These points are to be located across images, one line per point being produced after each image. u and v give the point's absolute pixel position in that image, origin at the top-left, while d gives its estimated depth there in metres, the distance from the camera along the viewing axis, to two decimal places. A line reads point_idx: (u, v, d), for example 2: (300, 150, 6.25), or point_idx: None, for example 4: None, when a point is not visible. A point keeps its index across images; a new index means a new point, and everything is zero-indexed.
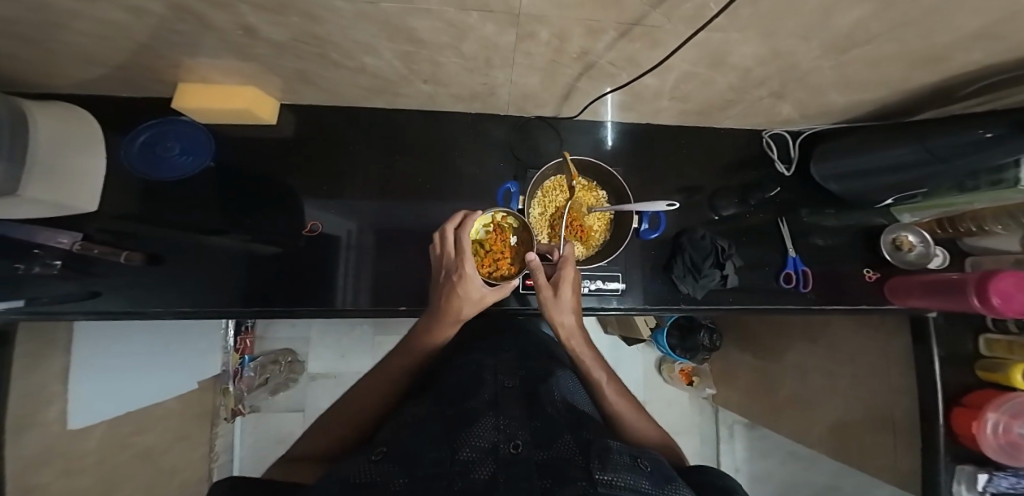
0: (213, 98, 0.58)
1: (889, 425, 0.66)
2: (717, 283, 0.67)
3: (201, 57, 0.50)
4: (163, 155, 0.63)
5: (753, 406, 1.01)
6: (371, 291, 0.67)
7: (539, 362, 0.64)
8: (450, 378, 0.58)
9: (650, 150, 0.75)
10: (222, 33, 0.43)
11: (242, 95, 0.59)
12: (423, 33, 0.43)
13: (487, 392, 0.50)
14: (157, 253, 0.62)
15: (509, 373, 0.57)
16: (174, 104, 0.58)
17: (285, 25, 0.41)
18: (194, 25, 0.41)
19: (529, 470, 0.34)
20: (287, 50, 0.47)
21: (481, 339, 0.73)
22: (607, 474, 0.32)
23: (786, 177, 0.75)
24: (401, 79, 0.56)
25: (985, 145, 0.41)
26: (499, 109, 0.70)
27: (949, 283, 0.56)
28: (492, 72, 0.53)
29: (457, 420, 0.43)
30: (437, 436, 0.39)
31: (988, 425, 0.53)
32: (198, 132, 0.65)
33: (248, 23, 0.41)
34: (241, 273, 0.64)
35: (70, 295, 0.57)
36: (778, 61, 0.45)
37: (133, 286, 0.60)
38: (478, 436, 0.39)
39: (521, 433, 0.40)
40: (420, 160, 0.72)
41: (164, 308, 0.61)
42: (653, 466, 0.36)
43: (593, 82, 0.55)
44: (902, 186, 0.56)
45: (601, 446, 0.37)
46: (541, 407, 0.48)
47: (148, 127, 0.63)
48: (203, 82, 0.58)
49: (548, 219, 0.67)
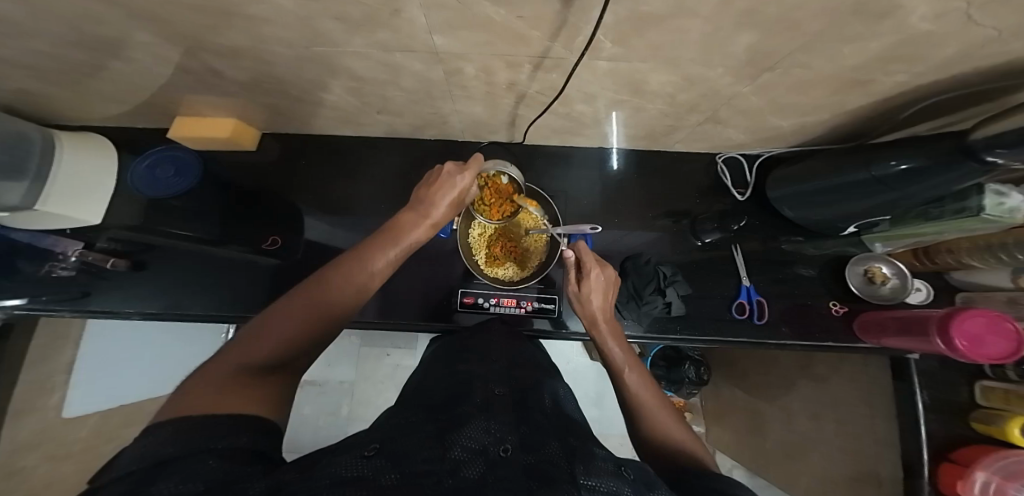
0: (202, 128, 0.69)
1: (873, 480, 0.59)
2: (662, 311, 0.65)
3: (192, 93, 0.59)
4: (160, 176, 0.72)
5: (745, 450, 0.93)
6: (383, 304, 0.71)
7: (528, 371, 0.53)
8: (429, 386, 0.49)
9: (604, 173, 0.76)
10: (196, 74, 0.51)
11: (224, 125, 0.69)
12: (362, 71, 0.48)
13: (476, 397, 0.42)
14: (143, 259, 0.70)
15: (500, 380, 0.47)
16: (171, 133, 0.69)
17: (245, 67, 0.48)
18: (171, 65, 0.49)
19: (519, 475, 0.28)
20: (254, 88, 0.55)
21: (471, 345, 0.58)
22: (591, 480, 0.28)
23: (742, 202, 0.73)
24: (358, 111, 0.63)
25: (930, 170, 0.40)
26: (455, 134, 0.75)
27: (918, 320, 0.51)
28: (436, 103, 0.58)
29: (446, 422, 0.36)
30: (425, 438, 0.32)
31: (975, 485, 0.47)
32: (189, 156, 0.74)
33: (213, 65, 0.48)
34: (206, 281, 0.71)
35: (64, 297, 0.66)
36: (695, 88, 0.45)
37: (115, 287, 0.69)
38: (467, 436, 0.33)
39: (511, 438, 0.34)
40: (383, 182, 0.78)
41: (132, 309, 0.68)
42: (636, 475, 0.32)
43: (533, 110, 0.58)
44: (864, 215, 0.53)
45: (586, 454, 0.34)
46: (530, 413, 0.41)
47: (152, 153, 0.72)
48: (194, 115, 0.68)
49: (487, 239, 0.71)
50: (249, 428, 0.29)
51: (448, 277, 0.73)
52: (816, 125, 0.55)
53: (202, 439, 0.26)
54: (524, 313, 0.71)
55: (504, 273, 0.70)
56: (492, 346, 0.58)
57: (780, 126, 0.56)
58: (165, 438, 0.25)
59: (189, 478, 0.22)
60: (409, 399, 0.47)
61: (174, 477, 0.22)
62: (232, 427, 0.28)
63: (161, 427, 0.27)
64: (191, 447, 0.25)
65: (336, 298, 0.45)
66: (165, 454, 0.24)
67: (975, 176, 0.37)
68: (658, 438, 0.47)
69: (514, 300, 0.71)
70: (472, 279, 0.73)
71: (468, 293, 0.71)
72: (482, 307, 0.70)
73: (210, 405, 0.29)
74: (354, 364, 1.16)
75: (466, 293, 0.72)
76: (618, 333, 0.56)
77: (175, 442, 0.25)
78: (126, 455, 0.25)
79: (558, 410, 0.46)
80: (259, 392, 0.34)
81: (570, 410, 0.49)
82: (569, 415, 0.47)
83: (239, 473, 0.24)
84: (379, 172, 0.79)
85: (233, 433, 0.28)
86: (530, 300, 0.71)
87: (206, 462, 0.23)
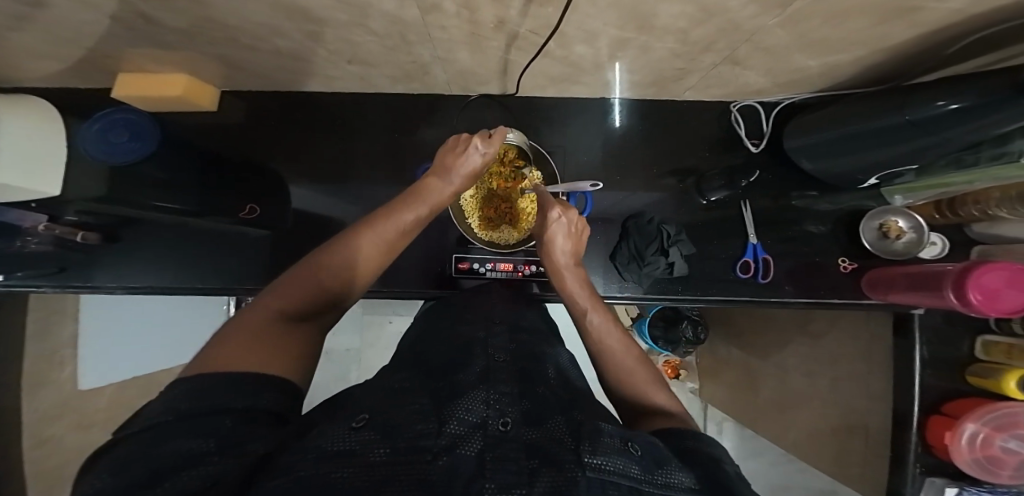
0: (148, 86, 0.63)
1: (860, 430, 0.62)
2: (664, 271, 0.63)
3: (129, 44, 0.51)
4: (113, 142, 0.54)
5: (734, 404, 0.96)
6: (388, 273, 0.69)
7: (530, 338, 0.50)
8: (428, 350, 0.46)
9: (605, 126, 0.70)
10: (119, 18, 0.43)
11: (173, 82, 0.63)
12: (321, 12, 0.41)
13: (477, 365, 0.39)
14: (112, 231, 0.69)
15: (502, 347, 0.45)
16: (114, 94, 0.63)
17: (176, 7, 0.41)
18: (90, 12, 0.42)
19: (520, 453, 0.25)
20: (193, 33, 0.47)
21: (467, 306, 0.56)
22: (597, 460, 0.25)
23: (755, 154, 0.68)
24: (323, 59, 0.56)
25: (962, 114, 0.35)
26: (442, 87, 0.68)
27: (933, 276, 0.49)
28: (413, 49, 0.51)
29: (445, 392, 0.33)
30: (418, 411, 0.29)
31: (964, 436, 0.48)
32: (144, 121, 0.58)
33: (137, 8, 0.41)
34: (188, 257, 0.70)
35: (40, 271, 0.66)
36: (711, 24, 0.39)
37: (91, 263, 0.69)
38: (465, 408, 0.29)
39: (513, 411, 0.31)
40: (368, 144, 0.73)
41: (114, 283, 0.69)
42: (645, 451, 0.28)
43: (526, 54, 0.50)
44: (886, 163, 0.49)
45: (591, 427, 0.30)
46: (534, 385, 0.38)
47: (99, 117, 0.56)
48: (138, 71, 0.62)
49: (479, 200, 0.66)
50: (277, 386, 0.28)
51: (444, 244, 0.70)
52: (846, 64, 0.48)
53: (220, 391, 0.24)
54: (524, 277, 0.69)
55: (499, 236, 0.66)
56: (494, 307, 0.56)
57: (806, 66, 0.49)
58: (190, 391, 0.24)
59: (201, 434, 0.21)
60: (410, 358, 0.46)
61: (183, 433, 0.21)
62: (256, 384, 0.26)
63: (180, 382, 0.25)
64: (206, 402, 0.23)
65: (351, 260, 0.41)
66: (179, 408, 0.22)
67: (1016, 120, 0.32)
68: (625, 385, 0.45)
69: (511, 265, 0.69)
70: (467, 245, 0.70)
71: (463, 259, 0.69)
72: (478, 272, 0.69)
73: (214, 363, 0.27)
74: (358, 332, 1.19)
75: (462, 258, 0.69)
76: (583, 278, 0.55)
77: (193, 398, 0.23)
78: (147, 411, 0.23)
79: (564, 381, 0.45)
80: (280, 349, 0.31)
81: (574, 375, 0.50)
82: (572, 382, 0.47)
83: (255, 435, 0.23)
84: (362, 132, 0.73)
85: (264, 388, 0.26)
86: (525, 264, 0.69)
87: (217, 421, 0.22)
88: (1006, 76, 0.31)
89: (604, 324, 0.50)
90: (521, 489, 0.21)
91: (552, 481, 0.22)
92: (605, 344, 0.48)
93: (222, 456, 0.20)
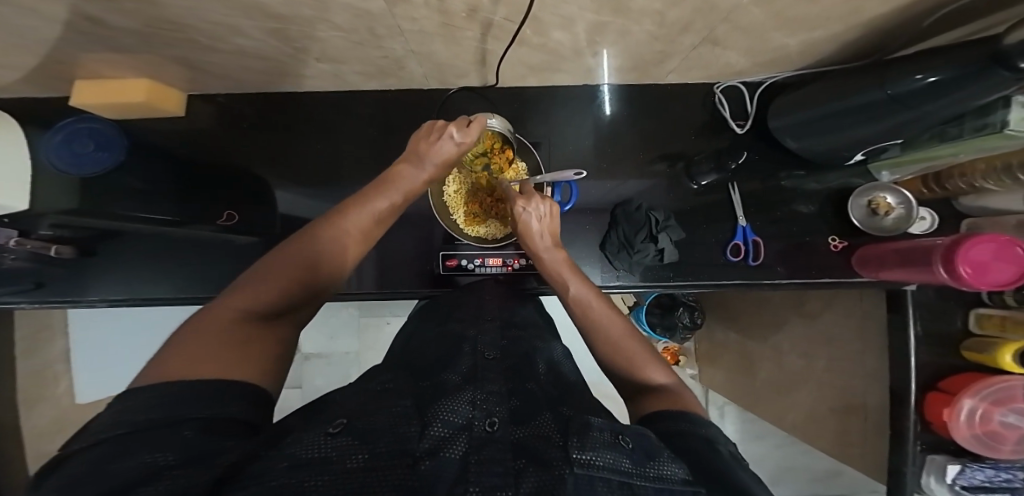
0: (110, 92, 0.61)
1: (858, 409, 0.61)
2: (654, 259, 0.62)
3: (86, 50, 0.49)
4: (79, 153, 0.60)
5: (733, 389, 0.95)
6: (376, 274, 0.68)
7: (521, 333, 0.49)
8: (418, 350, 0.45)
9: (589, 113, 0.69)
10: (68, 23, 0.41)
11: (135, 87, 0.61)
12: (280, 8, 0.39)
13: (463, 365, 0.38)
14: (88, 245, 0.67)
15: (492, 343, 0.43)
16: (73, 101, 0.61)
17: (128, 11, 0.39)
18: (37, 18, 0.39)
19: (507, 454, 0.24)
20: (150, 35, 0.45)
21: (455, 306, 0.55)
22: (586, 454, 0.24)
23: (741, 136, 0.68)
24: (292, 58, 0.55)
25: (943, 87, 0.34)
26: (420, 81, 0.67)
27: (922, 251, 0.49)
28: (384, 42, 0.49)
29: (428, 394, 0.32)
30: (401, 413, 0.28)
31: (962, 412, 0.48)
32: (109, 129, 0.63)
33: (84, 12, 0.39)
34: (168, 265, 0.69)
35: (17, 288, 0.64)
36: (685, 4, 0.38)
37: (71, 277, 0.67)
38: (450, 409, 0.28)
39: (501, 410, 0.30)
40: (350, 142, 0.72)
41: (97, 297, 0.67)
42: (636, 443, 0.27)
43: (501, 43, 0.49)
44: (871, 140, 0.48)
45: (579, 423, 0.29)
46: (523, 382, 0.37)
47: (60, 128, 0.61)
48: (96, 77, 0.60)
49: (464, 196, 0.65)
50: (249, 396, 0.27)
51: (431, 241, 0.69)
52: (827, 40, 0.48)
53: (191, 402, 0.23)
54: (515, 271, 0.68)
55: (485, 230, 0.66)
56: (484, 304, 0.55)
57: (787, 44, 0.49)
58: (148, 400, 0.23)
59: (165, 448, 0.19)
60: (397, 360, 0.45)
61: (145, 447, 0.19)
62: (223, 389, 0.25)
63: (135, 391, 0.24)
64: (175, 415, 0.22)
65: (318, 251, 0.40)
66: (145, 421, 0.21)
67: (997, 89, 0.32)
68: (620, 362, 0.44)
69: (500, 259, 0.68)
70: (455, 241, 0.69)
71: (451, 256, 0.68)
72: (467, 269, 0.68)
73: (189, 369, 0.26)
74: (354, 334, 1.17)
75: (450, 255, 0.68)
76: (568, 259, 0.53)
77: (151, 407, 0.22)
78: (97, 422, 0.22)
79: (557, 378, 0.44)
80: (257, 358, 0.30)
81: (568, 369, 0.49)
82: (565, 375, 0.47)
83: (221, 447, 0.21)
84: (343, 131, 0.72)
85: (231, 395, 0.25)
86: (516, 258, 0.68)
87: (185, 433, 0.21)
88: (986, 46, 0.30)
89: (594, 305, 0.48)
90: (505, 490, 0.20)
91: (537, 481, 0.21)
92: (598, 327, 0.47)
93: (184, 468, 0.18)
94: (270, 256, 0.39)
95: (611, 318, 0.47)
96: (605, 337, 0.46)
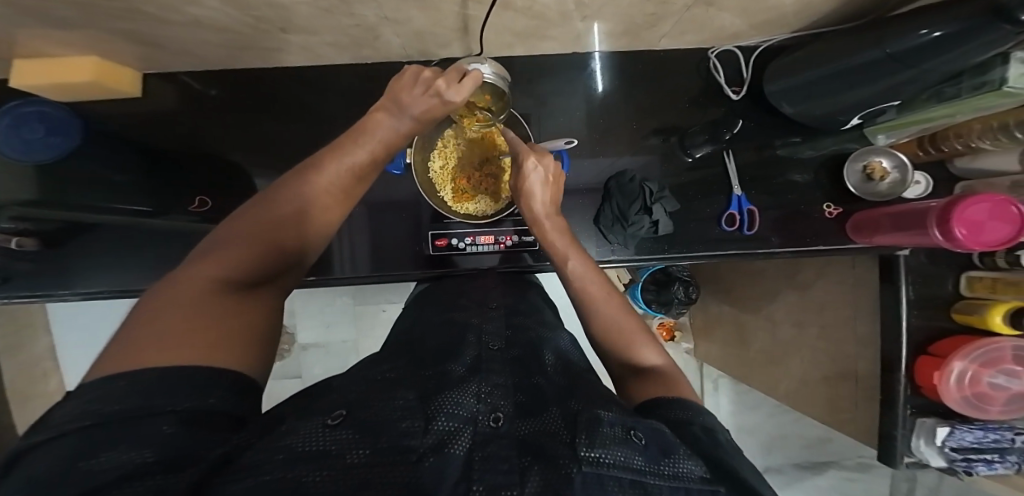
0: (54, 74, 0.57)
1: (852, 376, 0.62)
2: (649, 231, 0.62)
3: (28, 25, 0.45)
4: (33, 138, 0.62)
5: (727, 360, 0.96)
6: (367, 256, 0.66)
7: (527, 321, 0.48)
8: (418, 337, 0.44)
9: (579, 81, 0.67)
10: None
11: (82, 68, 0.57)
12: None
13: (469, 354, 0.36)
14: (54, 237, 0.64)
15: (495, 333, 0.42)
16: (14, 83, 0.57)
17: None
18: None
19: (512, 450, 0.23)
20: (94, 6, 0.42)
21: (461, 294, 0.54)
22: (594, 452, 0.23)
23: (735, 102, 0.66)
24: (259, 28, 0.51)
25: (937, 45, 0.33)
26: (401, 52, 0.64)
27: (916, 213, 0.48)
28: (355, 9, 0.46)
29: (433, 383, 0.31)
30: (405, 406, 0.26)
31: (951, 375, 0.49)
32: (58, 111, 0.63)
33: None
34: (143, 255, 0.66)
35: None
36: None
37: (42, 270, 0.64)
38: (454, 401, 0.26)
39: (506, 404, 0.28)
40: (331, 119, 0.69)
41: (68, 291, 0.65)
42: (650, 438, 0.25)
43: (483, 7, 0.46)
44: (868, 101, 0.46)
45: (588, 416, 0.27)
46: (530, 375, 0.35)
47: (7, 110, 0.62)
48: (39, 57, 0.56)
49: (450, 172, 0.64)
50: (231, 384, 0.25)
51: (420, 222, 0.67)
52: None
53: (170, 390, 0.21)
54: (508, 249, 0.67)
55: (475, 207, 0.65)
56: (487, 294, 0.53)
57: (780, 3, 0.46)
58: (113, 396, 0.20)
59: (140, 445, 0.18)
60: (396, 347, 0.44)
61: (122, 444, 0.18)
62: (207, 378, 0.23)
63: (97, 381, 0.21)
64: (150, 404, 0.20)
65: (284, 215, 0.38)
66: (118, 405, 0.19)
67: (995, 45, 0.31)
68: (612, 342, 0.44)
69: (492, 237, 0.66)
70: (445, 220, 0.67)
71: (441, 235, 0.66)
72: (458, 248, 0.66)
73: (148, 355, 0.23)
74: (349, 322, 1.16)
75: (440, 235, 0.66)
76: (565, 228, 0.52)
77: (125, 396, 0.20)
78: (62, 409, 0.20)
79: (566, 367, 0.42)
80: (240, 343, 0.28)
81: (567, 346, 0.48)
82: (574, 363, 0.45)
83: (203, 444, 0.20)
84: (324, 108, 0.69)
85: (215, 387, 0.23)
86: (508, 235, 0.66)
87: (161, 429, 0.19)
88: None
89: (587, 278, 0.48)
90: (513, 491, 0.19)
91: (543, 479, 0.21)
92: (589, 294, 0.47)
93: (167, 469, 0.17)
94: (239, 216, 0.37)
95: (607, 299, 0.46)
96: (599, 309, 0.46)
